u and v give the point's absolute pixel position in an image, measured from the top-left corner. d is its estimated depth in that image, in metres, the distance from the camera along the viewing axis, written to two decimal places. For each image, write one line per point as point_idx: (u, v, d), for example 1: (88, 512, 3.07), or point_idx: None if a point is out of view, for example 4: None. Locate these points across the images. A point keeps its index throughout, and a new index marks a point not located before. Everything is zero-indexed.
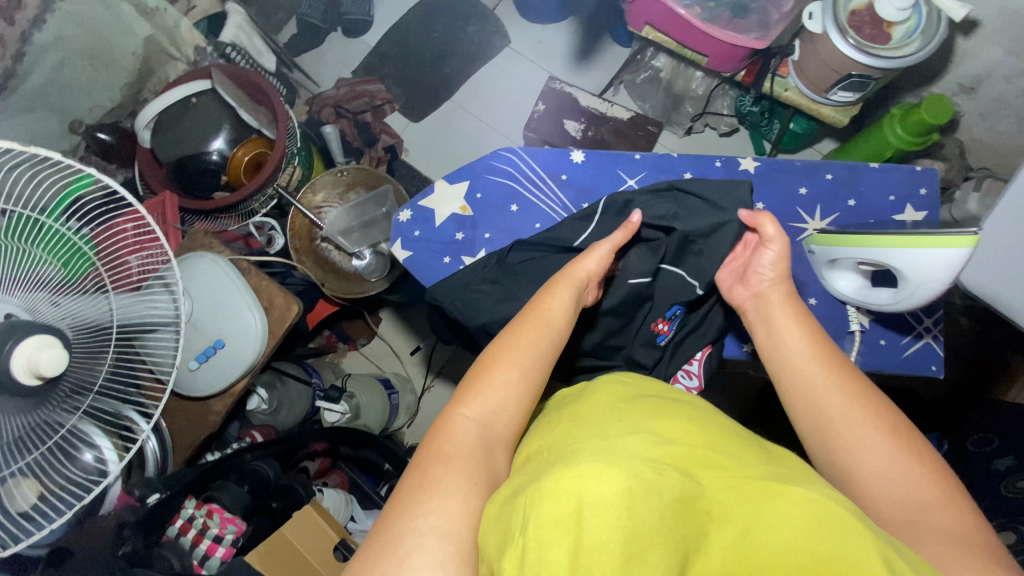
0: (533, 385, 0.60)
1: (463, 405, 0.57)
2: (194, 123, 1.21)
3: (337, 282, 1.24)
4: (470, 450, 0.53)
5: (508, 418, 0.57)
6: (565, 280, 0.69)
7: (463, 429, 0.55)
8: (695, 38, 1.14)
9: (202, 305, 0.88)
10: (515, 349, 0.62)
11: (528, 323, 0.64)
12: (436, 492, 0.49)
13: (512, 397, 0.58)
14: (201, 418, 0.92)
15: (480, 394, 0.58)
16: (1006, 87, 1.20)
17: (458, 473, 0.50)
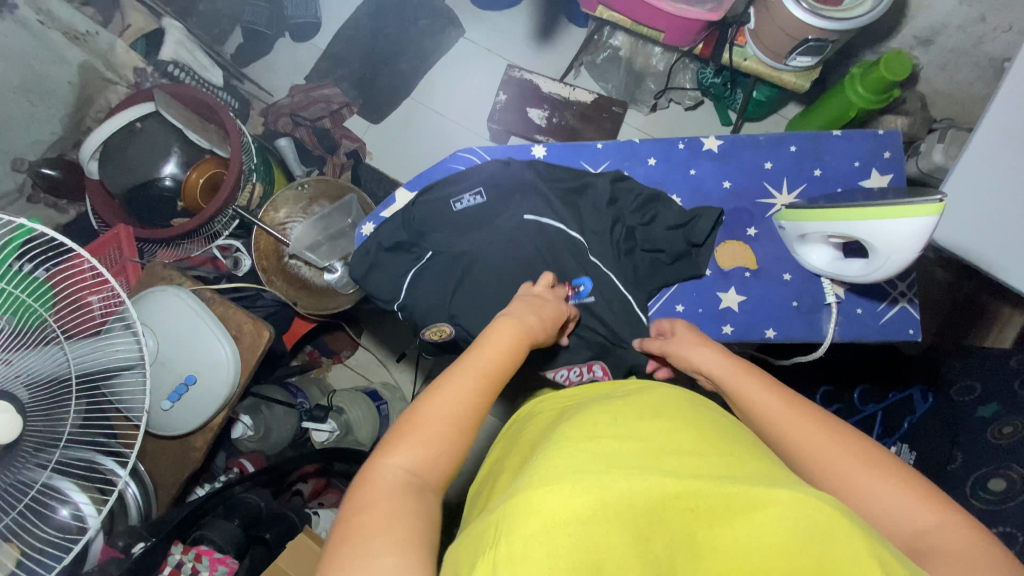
0: (475, 417, 0.54)
1: (401, 442, 0.51)
2: (141, 151, 1.15)
3: (310, 299, 1.20)
4: (403, 503, 0.47)
5: (447, 455, 0.52)
6: (497, 322, 0.60)
7: (397, 485, 0.48)
8: (649, 14, 1.11)
9: (166, 342, 0.84)
10: (459, 376, 0.55)
11: (465, 364, 0.56)
12: (368, 544, 0.44)
13: (452, 456, 0.52)
14: (182, 457, 0.89)
15: (415, 440, 0.51)
16: (961, 37, 1.20)
17: (381, 530, 0.45)
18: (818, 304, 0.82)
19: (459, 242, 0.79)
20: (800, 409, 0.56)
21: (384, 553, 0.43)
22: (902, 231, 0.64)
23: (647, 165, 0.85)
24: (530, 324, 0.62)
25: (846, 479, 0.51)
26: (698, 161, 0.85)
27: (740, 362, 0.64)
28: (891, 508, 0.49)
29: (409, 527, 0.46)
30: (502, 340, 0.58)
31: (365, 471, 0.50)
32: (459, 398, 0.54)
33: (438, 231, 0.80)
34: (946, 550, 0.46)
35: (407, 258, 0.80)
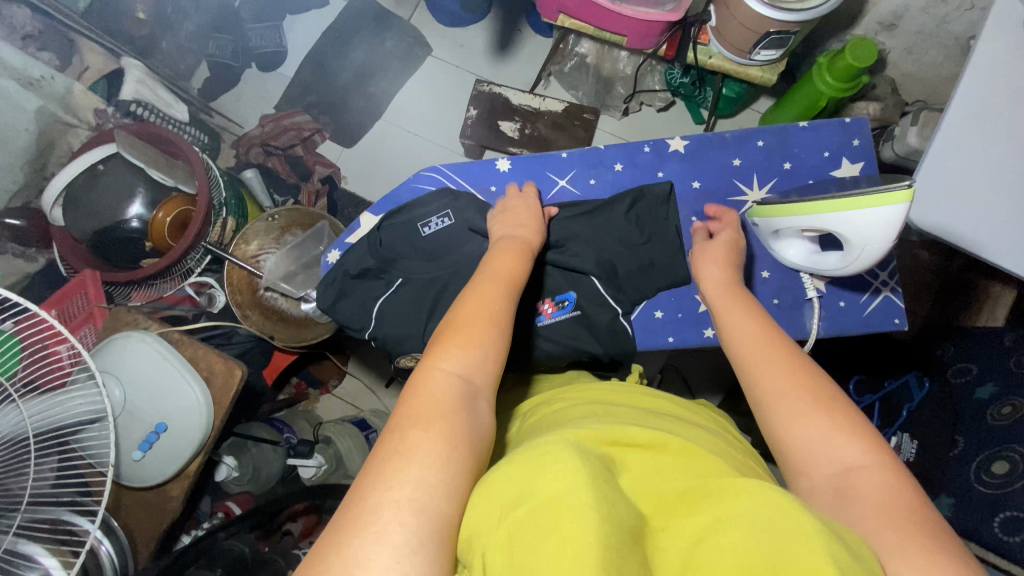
0: (506, 332, 0.56)
1: (449, 351, 0.52)
2: (106, 193, 1.13)
3: (288, 331, 1.18)
4: (445, 403, 0.48)
5: (492, 364, 0.53)
6: (502, 250, 0.66)
7: (446, 387, 0.49)
8: (610, 18, 1.10)
9: (134, 390, 0.81)
10: (490, 296, 0.58)
11: (491, 283, 0.60)
12: (412, 445, 0.44)
13: (495, 358, 0.54)
14: (159, 507, 0.86)
15: (459, 346, 0.52)
16: (925, 18, 1.18)
17: (427, 433, 0.45)
18: (799, 300, 0.80)
19: (428, 264, 0.77)
20: (776, 341, 0.59)
21: (424, 438, 0.45)
22: (874, 222, 0.63)
23: (614, 171, 0.83)
24: (526, 237, 0.68)
25: (793, 409, 0.53)
26: (666, 164, 0.83)
27: (738, 292, 0.68)
28: (824, 444, 0.51)
29: (453, 422, 0.47)
30: (508, 257, 0.65)
31: (414, 376, 0.51)
32: (490, 306, 0.57)
33: (406, 254, 0.78)
34: (870, 490, 0.47)
35: (377, 285, 0.77)
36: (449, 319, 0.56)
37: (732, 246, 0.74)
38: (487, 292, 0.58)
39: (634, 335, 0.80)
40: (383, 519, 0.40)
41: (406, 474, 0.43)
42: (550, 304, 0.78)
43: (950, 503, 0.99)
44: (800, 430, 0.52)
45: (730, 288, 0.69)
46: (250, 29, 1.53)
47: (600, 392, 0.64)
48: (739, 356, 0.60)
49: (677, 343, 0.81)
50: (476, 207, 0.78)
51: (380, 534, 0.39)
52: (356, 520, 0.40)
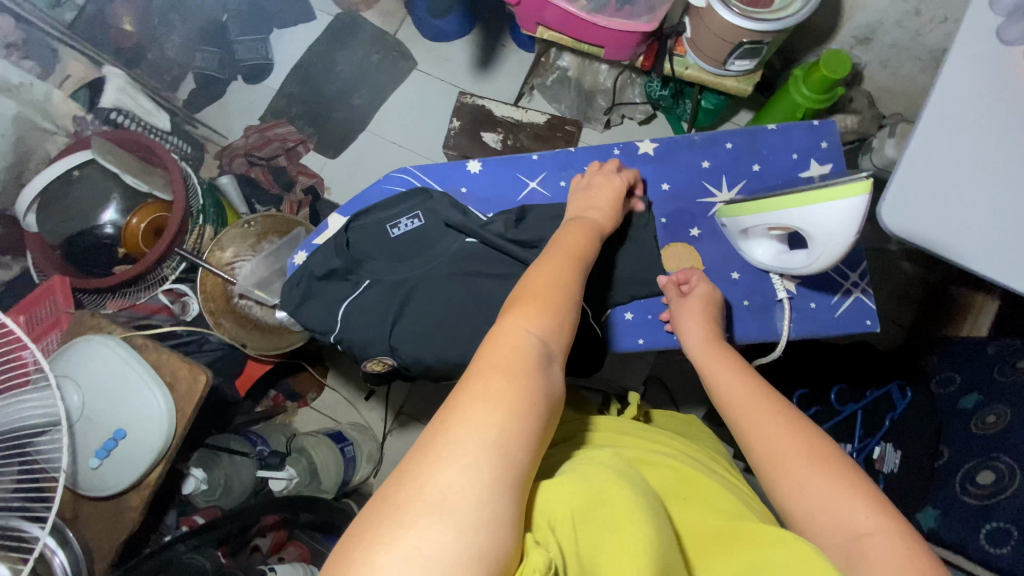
0: (576, 301, 0.57)
1: (523, 313, 0.53)
2: (80, 198, 1.11)
3: (261, 339, 1.15)
4: (520, 362, 0.48)
5: (564, 329, 0.54)
6: (572, 223, 0.68)
7: (524, 346, 0.50)
8: (587, 29, 1.11)
9: (93, 395, 0.79)
10: (557, 263, 0.59)
11: (562, 253, 0.61)
12: (495, 394, 0.45)
13: (568, 324, 0.54)
14: (117, 518, 0.83)
15: (537, 309, 0.53)
16: (898, 32, 1.21)
17: (502, 388, 0.46)
18: (770, 304, 0.79)
19: (395, 264, 0.76)
20: (764, 395, 0.59)
21: (504, 387, 0.46)
22: (831, 213, 0.63)
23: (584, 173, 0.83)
24: (594, 219, 0.69)
25: (790, 474, 0.53)
26: (635, 165, 0.83)
27: (717, 347, 0.67)
28: (829, 507, 0.50)
29: (528, 376, 0.47)
30: (578, 233, 0.66)
31: (493, 332, 0.51)
32: (561, 277, 0.57)
33: (375, 256, 0.77)
34: (880, 559, 0.46)
35: (344, 286, 0.76)
36: (523, 286, 0.57)
37: (708, 301, 0.73)
38: (550, 264, 0.59)
39: (604, 336, 0.80)
40: (455, 448, 0.42)
41: (489, 419, 0.44)
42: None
43: (935, 514, 0.97)
44: (801, 484, 0.52)
45: (711, 341, 0.68)
46: (236, 41, 1.54)
47: (620, 429, 0.70)
48: (732, 413, 0.60)
49: (647, 345, 0.80)
50: (445, 208, 0.77)
51: (455, 465, 0.41)
52: (430, 447, 0.42)
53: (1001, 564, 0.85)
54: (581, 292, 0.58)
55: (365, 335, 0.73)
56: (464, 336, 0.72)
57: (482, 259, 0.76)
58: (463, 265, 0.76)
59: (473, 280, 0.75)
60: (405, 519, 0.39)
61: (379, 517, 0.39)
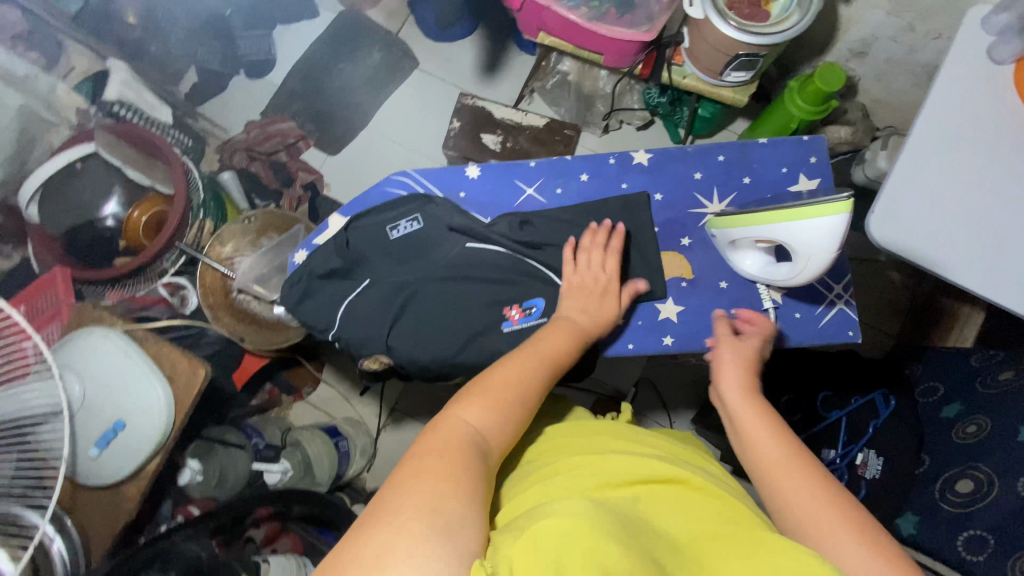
0: (532, 400, 0.60)
1: (468, 404, 0.57)
2: (82, 191, 1.13)
3: (259, 334, 1.17)
4: (458, 451, 0.51)
5: (509, 424, 0.57)
6: (557, 326, 0.69)
7: (463, 436, 0.53)
8: (588, 37, 1.13)
9: (93, 386, 0.80)
10: (520, 360, 0.63)
11: (528, 349, 0.65)
12: (432, 475, 0.48)
13: (513, 421, 0.58)
14: (114, 508, 0.85)
15: (485, 405, 0.57)
16: (893, 46, 1.23)
17: (440, 471, 0.49)
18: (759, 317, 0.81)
19: (394, 266, 0.78)
20: (791, 454, 0.59)
21: (437, 468, 0.49)
22: (818, 228, 0.65)
23: (580, 180, 0.85)
24: (578, 321, 0.71)
25: (821, 534, 0.52)
26: (629, 175, 0.85)
27: (751, 396, 0.66)
28: (855, 570, 0.49)
29: (467, 463, 0.51)
30: (553, 335, 0.68)
31: (438, 418, 0.56)
32: (521, 374, 0.61)
33: (373, 257, 0.78)
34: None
35: (343, 286, 0.78)
36: (481, 378, 0.61)
37: (749, 361, 0.71)
38: (510, 359, 0.64)
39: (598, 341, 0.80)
40: (395, 520, 0.44)
41: (423, 497, 0.46)
42: (518, 310, 0.76)
43: (914, 520, 1.00)
44: (827, 543, 0.51)
45: (747, 389, 0.67)
46: (239, 37, 1.54)
47: (629, 435, 0.69)
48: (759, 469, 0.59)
49: (637, 351, 0.81)
50: (444, 212, 0.79)
51: (395, 538, 0.43)
52: (376, 518, 0.45)
53: (973, 569, 0.88)
54: (539, 390, 0.62)
55: (363, 335, 0.75)
56: (460, 337, 0.75)
57: (479, 263, 0.78)
58: (459, 269, 0.78)
59: (469, 283, 0.77)
60: None
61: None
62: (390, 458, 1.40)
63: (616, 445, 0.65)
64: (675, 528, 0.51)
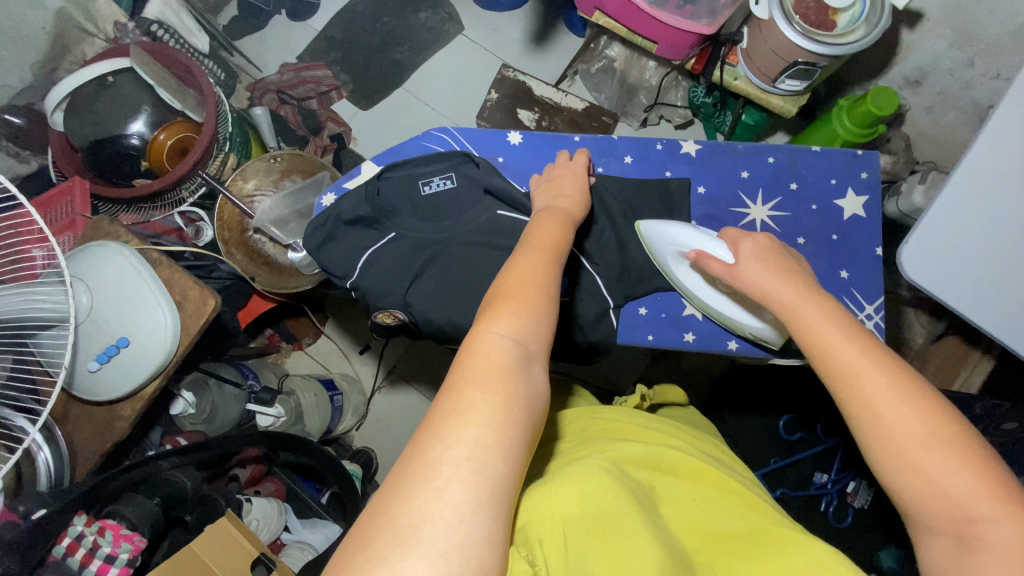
0: (552, 287, 0.54)
1: (497, 314, 0.49)
2: (109, 105, 1.10)
3: (270, 276, 1.16)
4: (495, 369, 0.45)
5: (545, 326, 0.51)
6: (549, 218, 0.64)
7: (500, 351, 0.47)
8: (645, 23, 1.10)
9: (103, 299, 0.79)
10: (535, 257, 0.55)
11: (542, 247, 0.58)
12: (471, 405, 0.43)
13: (544, 320, 0.51)
14: (106, 425, 0.84)
15: (513, 308, 0.49)
16: (949, 80, 1.20)
17: (474, 400, 0.43)
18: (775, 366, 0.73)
19: (425, 222, 0.76)
20: (890, 372, 0.50)
21: (479, 399, 0.43)
22: (663, 234, 0.75)
23: (624, 162, 0.84)
24: (567, 208, 0.66)
25: (912, 454, 0.47)
26: (674, 164, 0.83)
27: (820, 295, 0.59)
28: (941, 481, 0.45)
29: (509, 389, 0.45)
30: (556, 227, 0.62)
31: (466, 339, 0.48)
32: (535, 270, 0.54)
33: (403, 210, 0.77)
34: (998, 540, 0.43)
35: (368, 235, 0.76)
36: (497, 283, 0.53)
37: (771, 247, 0.66)
38: (521, 255, 0.56)
39: (616, 326, 0.81)
40: (436, 478, 0.40)
41: (463, 434, 0.42)
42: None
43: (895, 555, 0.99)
44: (911, 462, 0.47)
45: (810, 292, 0.59)
46: None
47: (644, 423, 0.68)
48: (840, 390, 0.51)
49: (657, 342, 0.81)
50: (481, 174, 0.77)
51: (436, 503, 0.39)
52: (415, 476, 0.40)
53: None
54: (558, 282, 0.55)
55: (383, 288, 0.74)
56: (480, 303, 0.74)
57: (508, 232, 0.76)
58: (486, 234, 0.76)
59: (494, 251, 0.75)
60: (413, 546, 0.37)
61: (367, 547, 0.37)
62: (380, 420, 1.40)
63: (633, 430, 0.65)
64: (687, 518, 0.51)
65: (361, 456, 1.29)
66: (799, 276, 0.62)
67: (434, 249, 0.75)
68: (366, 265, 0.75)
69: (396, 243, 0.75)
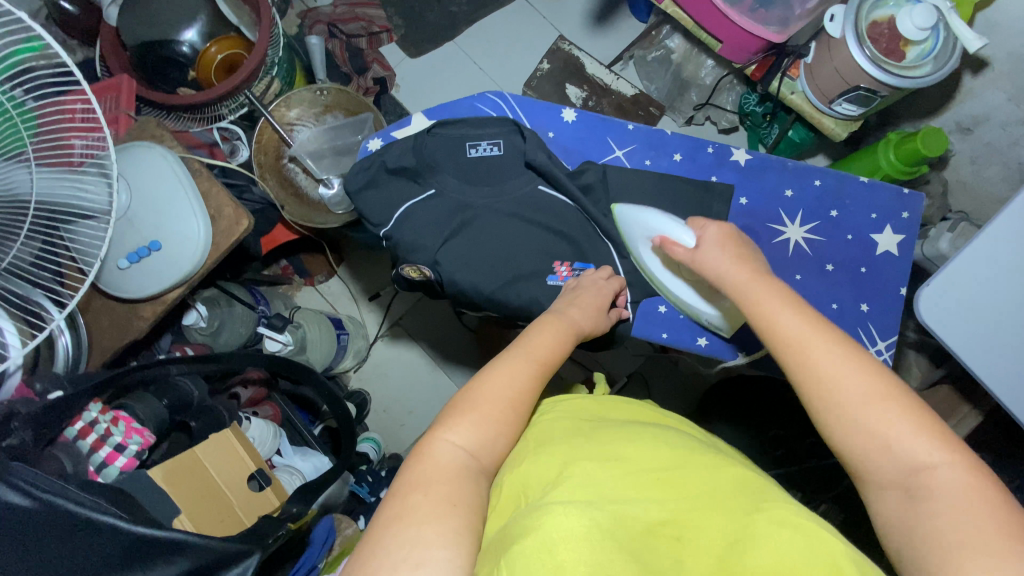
0: (524, 408, 0.55)
1: (455, 421, 0.52)
2: (165, 8, 1.09)
3: (298, 208, 1.15)
4: (445, 482, 0.47)
5: (503, 442, 0.53)
6: (544, 323, 0.63)
7: (452, 462, 0.49)
8: (714, 19, 1.08)
9: (142, 200, 0.81)
10: (508, 364, 0.57)
11: (519, 350, 0.59)
12: (417, 515, 0.44)
13: (504, 437, 0.53)
14: (126, 322, 0.86)
15: (472, 420, 0.52)
16: (1000, 133, 1.19)
17: (419, 505, 0.45)
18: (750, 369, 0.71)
19: (471, 180, 0.77)
20: (823, 332, 0.54)
21: (422, 501, 0.46)
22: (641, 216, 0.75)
23: (672, 159, 0.84)
24: (575, 319, 0.65)
25: (858, 421, 0.50)
26: (722, 169, 0.84)
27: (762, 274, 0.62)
28: (888, 440, 0.49)
29: (452, 513, 0.45)
30: (549, 335, 0.61)
31: (417, 448, 0.51)
32: (511, 389, 0.55)
33: (448, 165, 0.77)
34: (946, 491, 0.45)
35: (410, 183, 0.77)
36: (464, 392, 0.55)
37: (726, 237, 0.67)
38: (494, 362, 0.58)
39: (633, 321, 0.82)
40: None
41: (411, 536, 0.43)
42: (566, 268, 0.78)
43: None
44: (856, 421, 0.50)
45: (752, 278, 0.62)
46: None
47: (613, 408, 0.63)
48: (800, 368, 0.53)
49: (671, 341, 0.82)
50: (529, 146, 0.78)
51: None
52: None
53: None
54: (533, 400, 0.56)
55: (417, 238, 0.75)
56: (508, 272, 0.77)
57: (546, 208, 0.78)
58: (525, 204, 0.79)
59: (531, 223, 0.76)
60: None
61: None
62: (378, 366, 1.43)
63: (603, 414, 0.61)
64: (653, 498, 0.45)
65: (356, 398, 1.32)
66: (752, 261, 0.64)
67: (473, 209, 0.77)
68: (402, 213, 0.76)
69: (436, 197, 0.77)
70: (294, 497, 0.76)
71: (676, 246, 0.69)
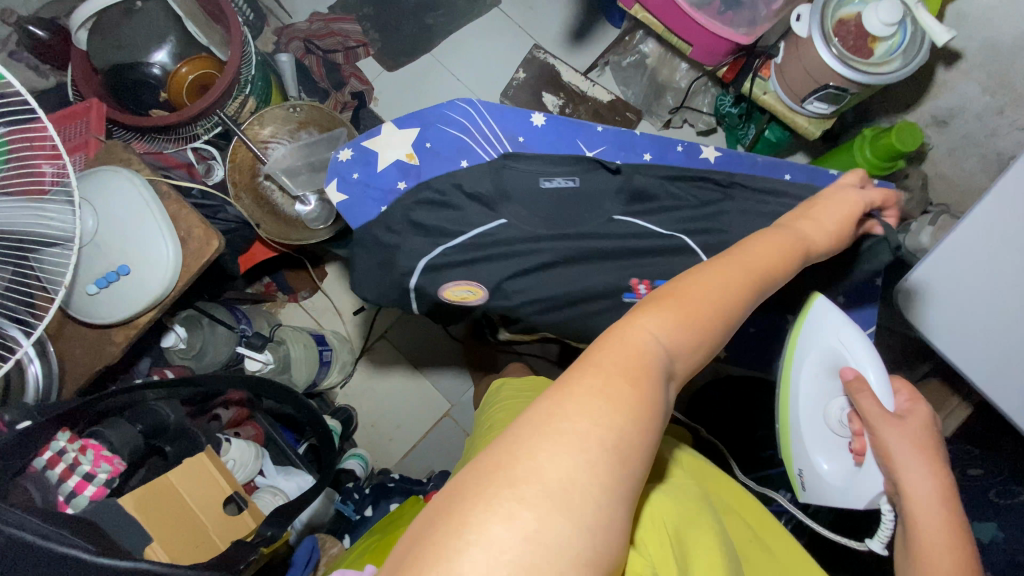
0: (721, 320, 0.49)
1: (660, 314, 0.46)
2: (134, 29, 1.09)
3: (275, 225, 1.15)
4: (643, 376, 0.42)
5: (699, 352, 0.47)
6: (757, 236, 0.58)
7: (652, 353, 0.44)
8: (683, 23, 1.09)
9: (109, 224, 0.80)
10: (707, 273, 0.51)
11: (726, 261, 0.53)
12: (603, 401, 0.40)
13: (700, 345, 0.47)
14: (99, 348, 0.85)
15: (675, 317, 0.46)
16: (975, 125, 1.20)
17: (610, 390, 0.41)
18: (810, 523, 0.69)
19: (440, 192, 0.77)
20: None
21: (624, 385, 0.41)
22: (835, 333, 0.69)
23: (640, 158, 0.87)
24: (797, 247, 0.59)
25: None
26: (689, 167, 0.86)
27: (945, 489, 0.58)
28: None
29: (634, 425, 0.40)
30: (761, 251, 0.56)
31: (615, 328, 0.46)
32: (719, 296, 0.49)
33: None
34: None
35: None
36: (667, 287, 0.50)
37: (927, 429, 0.62)
38: (710, 277, 0.51)
39: None
40: (534, 452, 0.37)
41: (591, 407, 0.39)
42: (646, 286, 0.77)
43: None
44: None
45: (937, 493, 0.58)
46: None
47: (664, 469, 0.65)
48: None
49: None
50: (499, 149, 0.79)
51: (537, 469, 0.36)
52: (521, 441, 0.38)
53: None
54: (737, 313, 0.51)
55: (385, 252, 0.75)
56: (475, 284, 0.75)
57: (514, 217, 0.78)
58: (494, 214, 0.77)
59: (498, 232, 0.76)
60: (512, 483, 0.36)
61: (456, 510, 0.36)
62: (363, 381, 1.42)
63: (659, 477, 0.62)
64: None
65: (341, 414, 1.30)
66: (941, 470, 0.59)
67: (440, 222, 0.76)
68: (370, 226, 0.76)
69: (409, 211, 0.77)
70: (269, 519, 0.75)
71: (868, 399, 0.63)
